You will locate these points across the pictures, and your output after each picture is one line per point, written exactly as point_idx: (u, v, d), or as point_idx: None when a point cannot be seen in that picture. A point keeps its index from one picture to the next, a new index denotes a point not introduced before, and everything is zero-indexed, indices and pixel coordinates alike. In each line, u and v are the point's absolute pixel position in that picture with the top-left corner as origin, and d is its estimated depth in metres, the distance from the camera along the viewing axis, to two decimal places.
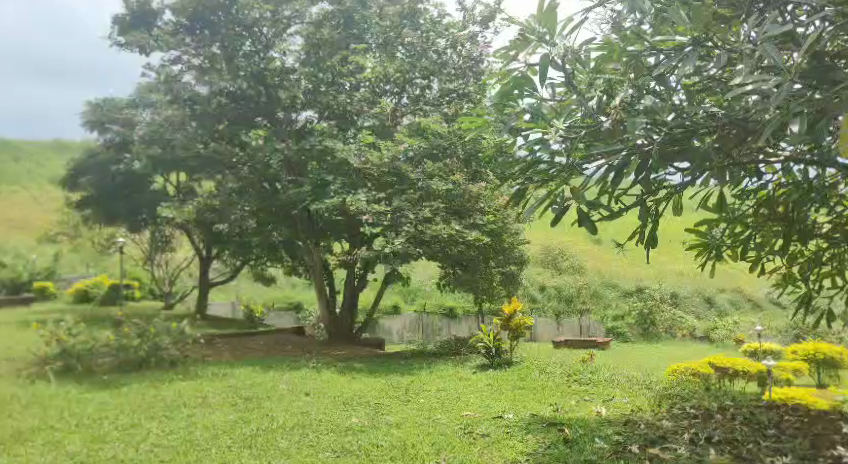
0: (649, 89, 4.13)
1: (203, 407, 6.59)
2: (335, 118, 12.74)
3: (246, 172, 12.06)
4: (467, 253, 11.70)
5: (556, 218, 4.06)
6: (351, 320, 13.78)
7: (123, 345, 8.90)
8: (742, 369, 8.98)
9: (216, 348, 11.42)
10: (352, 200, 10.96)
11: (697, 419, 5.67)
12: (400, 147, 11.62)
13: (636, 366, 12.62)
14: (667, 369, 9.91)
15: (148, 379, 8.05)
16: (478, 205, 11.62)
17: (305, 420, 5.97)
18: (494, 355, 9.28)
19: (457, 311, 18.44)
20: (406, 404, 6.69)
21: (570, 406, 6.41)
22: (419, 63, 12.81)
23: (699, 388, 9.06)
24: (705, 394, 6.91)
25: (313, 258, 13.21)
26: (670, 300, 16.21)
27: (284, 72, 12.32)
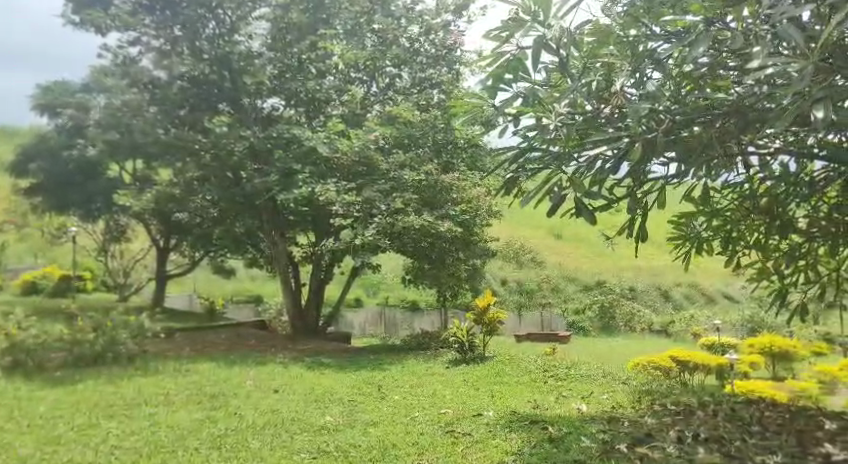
0: (646, 76, 3.80)
1: (165, 406, 6.21)
2: (303, 105, 12.36)
3: (209, 159, 11.60)
4: (437, 248, 11.44)
5: (553, 208, 3.82)
6: (316, 313, 13.41)
7: (76, 340, 8.38)
8: (702, 363, 8.96)
9: (176, 342, 10.95)
10: (322, 190, 10.66)
11: (679, 416, 5.61)
12: (371, 136, 11.41)
13: (600, 360, 12.72)
14: (632, 363, 9.89)
15: (105, 376, 7.60)
16: (450, 197, 11.44)
17: (277, 419, 5.66)
18: (467, 351, 9.09)
19: (420, 305, 18.33)
20: (380, 401, 6.45)
21: (550, 403, 6.26)
22: (390, 52, 12.58)
23: (664, 382, 9.03)
24: (682, 390, 6.86)
25: (277, 248, 12.73)
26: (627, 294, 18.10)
27: (249, 56, 11.67)
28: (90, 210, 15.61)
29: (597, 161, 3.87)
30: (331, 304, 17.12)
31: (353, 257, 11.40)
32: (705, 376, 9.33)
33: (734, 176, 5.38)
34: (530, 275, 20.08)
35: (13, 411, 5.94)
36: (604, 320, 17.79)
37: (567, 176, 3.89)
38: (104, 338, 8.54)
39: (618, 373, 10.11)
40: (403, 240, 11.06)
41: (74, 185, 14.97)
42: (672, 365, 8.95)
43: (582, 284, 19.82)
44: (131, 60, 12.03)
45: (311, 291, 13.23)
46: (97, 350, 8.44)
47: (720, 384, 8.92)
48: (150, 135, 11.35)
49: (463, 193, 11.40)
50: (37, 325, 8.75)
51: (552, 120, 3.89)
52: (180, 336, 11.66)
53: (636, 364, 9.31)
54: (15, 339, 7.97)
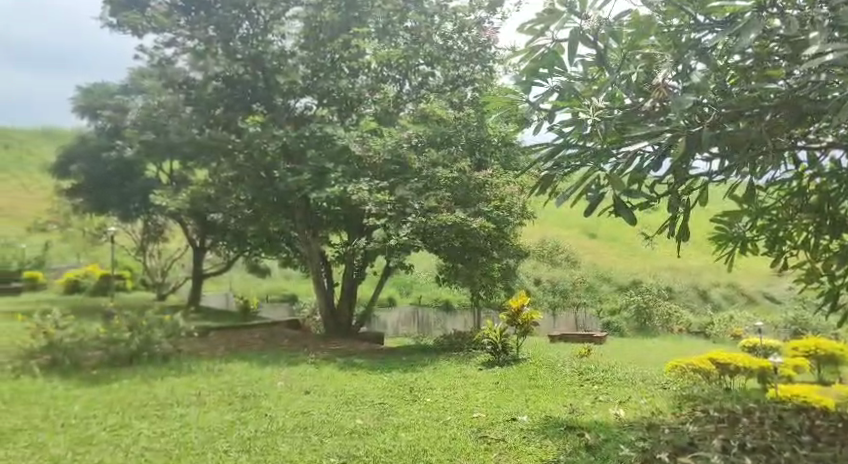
0: (688, 68, 3.55)
1: (198, 406, 6.22)
2: (334, 104, 12.31)
3: (242, 159, 11.65)
4: (470, 246, 11.19)
5: (591, 207, 3.65)
6: (349, 312, 13.33)
7: (112, 339, 8.47)
8: (743, 365, 8.67)
9: (211, 341, 11.04)
10: (354, 189, 10.61)
11: (723, 423, 5.37)
12: (404, 134, 11.30)
13: (636, 362, 12.45)
14: (669, 365, 9.63)
15: (140, 375, 7.65)
16: (483, 194, 11.27)
17: (307, 421, 5.60)
18: (500, 352, 8.93)
19: (453, 304, 18.22)
20: (412, 404, 6.34)
21: (586, 408, 6.08)
22: (423, 49, 12.41)
23: (703, 385, 8.76)
24: (725, 395, 6.59)
25: (310, 247, 12.68)
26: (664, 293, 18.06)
27: (282, 56, 11.78)
28: (128, 211, 15.70)
29: (637, 157, 3.70)
30: (363, 303, 17.12)
31: (387, 257, 11.26)
32: (748, 380, 8.96)
33: (782, 170, 5.12)
34: (564, 275, 19.76)
35: (50, 410, 6.00)
36: (641, 321, 17.41)
37: (604, 173, 3.73)
38: (140, 337, 8.64)
39: (655, 376, 9.87)
40: (435, 239, 10.95)
41: (111, 186, 15.19)
42: (712, 367, 8.67)
43: (617, 284, 19.45)
44: (166, 61, 12.15)
45: (344, 291, 13.20)
46: (132, 349, 8.51)
47: (762, 387, 8.62)
48: (185, 135, 11.61)
49: (496, 190, 11.24)
50: (75, 323, 8.88)
51: (591, 115, 3.76)
52: (214, 335, 11.76)
53: (675, 366, 9.01)
54: (53, 338, 8.12)
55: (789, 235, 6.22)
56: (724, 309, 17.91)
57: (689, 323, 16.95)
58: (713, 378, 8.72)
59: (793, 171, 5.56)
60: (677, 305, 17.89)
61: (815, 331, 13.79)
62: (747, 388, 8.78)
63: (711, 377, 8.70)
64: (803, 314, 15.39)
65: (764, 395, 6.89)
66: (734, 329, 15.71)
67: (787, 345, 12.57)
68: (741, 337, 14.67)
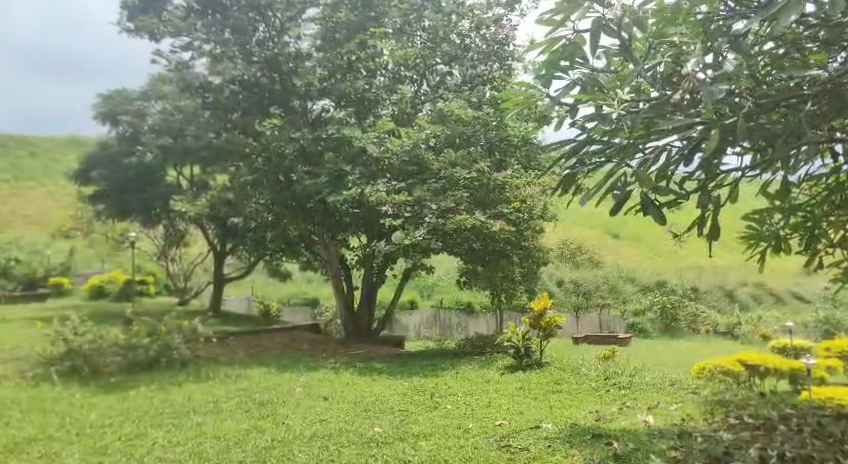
0: (723, 57, 3.34)
1: (214, 414, 6.12)
2: (352, 105, 11.91)
3: (260, 163, 11.64)
4: (490, 247, 10.99)
5: (617, 206, 3.46)
6: (368, 316, 13.17)
7: (131, 345, 8.44)
8: (773, 367, 8.39)
9: (230, 346, 10.99)
10: (371, 191, 10.45)
11: (759, 431, 5.11)
12: (421, 134, 11.16)
13: (663, 364, 12.12)
14: (695, 367, 9.34)
15: (158, 382, 7.60)
16: (503, 195, 11.09)
17: (325, 430, 5.45)
18: (523, 356, 8.72)
19: (474, 307, 18.00)
20: (432, 411, 6.16)
21: (613, 414, 5.84)
22: (439, 49, 12.18)
23: (732, 387, 8.48)
24: (758, 400, 6.31)
25: (329, 251, 12.59)
26: (690, 295, 17.82)
27: (298, 58, 11.72)
28: (149, 216, 15.54)
29: (664, 151, 3.49)
30: (384, 306, 16.96)
31: (405, 257, 11.12)
32: (777, 383, 8.71)
33: (816, 164, 4.87)
34: (587, 276, 19.43)
35: (66, 418, 5.97)
36: (666, 321, 17.08)
37: (632, 170, 3.51)
38: (158, 343, 8.60)
39: (681, 379, 9.58)
40: (455, 241, 10.77)
41: (131, 191, 15.06)
42: (740, 369, 8.39)
43: (642, 285, 19.09)
44: (184, 66, 12.17)
45: (364, 295, 13.04)
46: (151, 356, 8.47)
47: (794, 391, 8.31)
48: (203, 139, 12.20)
49: (516, 192, 10.99)
50: (94, 329, 8.88)
51: (615, 108, 3.53)
52: (234, 340, 11.70)
53: (701, 368, 8.81)
54: (72, 344, 8.12)
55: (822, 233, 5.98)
56: (751, 309, 17.52)
57: (716, 323, 16.62)
58: (742, 381, 8.45)
59: (827, 168, 5.32)
60: (703, 306, 17.52)
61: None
62: (779, 391, 8.48)
63: (739, 379, 8.43)
64: (835, 313, 14.97)
65: (797, 399, 6.60)
66: (762, 330, 15.33)
67: (820, 347, 12.17)
68: (770, 339, 14.28)
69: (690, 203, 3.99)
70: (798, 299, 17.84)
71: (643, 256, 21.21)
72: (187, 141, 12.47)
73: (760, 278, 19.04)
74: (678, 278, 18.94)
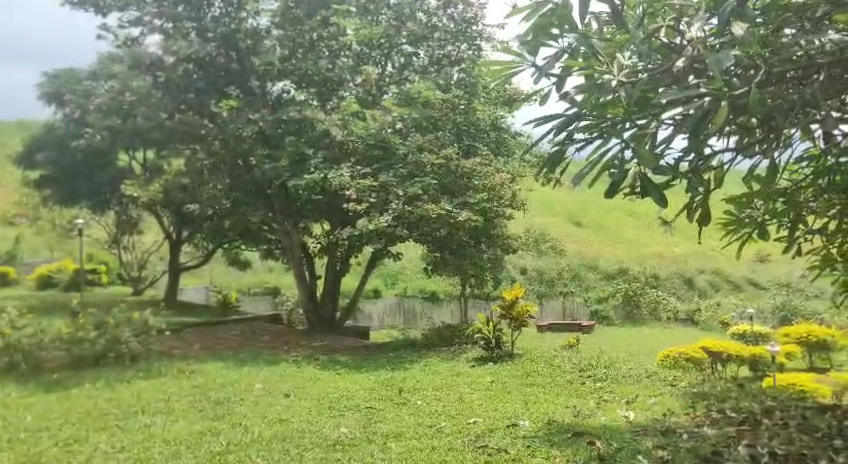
0: (731, 23, 3.03)
1: (164, 414, 5.63)
2: (315, 86, 11.36)
3: (218, 145, 10.91)
4: (455, 236, 10.62)
5: (613, 187, 3.16)
6: (332, 306, 12.73)
7: (76, 339, 7.83)
8: (737, 354, 8.40)
9: (185, 339, 10.41)
10: (334, 176, 9.93)
11: (745, 426, 4.87)
12: (388, 118, 10.69)
13: (627, 352, 12.09)
14: (660, 355, 9.31)
15: (105, 379, 7.05)
16: (471, 183, 10.78)
17: (286, 431, 5.02)
18: (494, 348, 8.36)
19: (439, 295, 17.77)
20: (401, 408, 5.78)
21: (592, 410, 5.56)
22: (405, 28, 11.76)
23: (695, 374, 8.48)
24: (735, 393, 6.12)
25: (291, 239, 12.08)
26: (652, 283, 17.95)
27: (256, 35, 11.18)
28: (99, 201, 14.74)
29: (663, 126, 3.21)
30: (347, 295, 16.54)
31: (368, 243, 10.59)
32: (740, 369, 8.76)
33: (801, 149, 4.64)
34: (550, 263, 19.33)
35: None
36: (629, 308, 17.13)
37: (627, 146, 3.19)
38: (106, 337, 8.01)
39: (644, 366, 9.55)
40: (422, 231, 10.30)
41: (80, 176, 14.21)
42: (704, 357, 8.39)
43: (604, 273, 19.11)
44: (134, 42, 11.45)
45: (327, 284, 12.56)
46: (98, 351, 7.88)
47: (756, 378, 8.35)
48: (153, 120, 11.21)
49: (484, 180, 10.70)
50: (34, 323, 8.22)
51: (614, 77, 3.13)
52: (189, 332, 11.12)
53: (666, 356, 8.79)
54: (9, 340, 7.47)
55: (804, 220, 5.73)
56: (710, 296, 17.75)
57: (677, 310, 16.77)
58: (705, 367, 8.46)
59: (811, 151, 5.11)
60: (665, 293, 17.64)
61: (805, 319, 13.60)
62: (742, 378, 8.51)
63: (702, 365, 8.46)
64: (792, 299, 15.27)
65: (761, 387, 6.52)
66: (722, 317, 15.53)
67: (779, 334, 12.34)
68: (730, 326, 14.45)
69: (680, 184, 3.71)
70: (753, 286, 18.25)
71: (604, 242, 21.33)
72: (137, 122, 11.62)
73: (717, 264, 19.34)
74: (640, 266, 19.04)
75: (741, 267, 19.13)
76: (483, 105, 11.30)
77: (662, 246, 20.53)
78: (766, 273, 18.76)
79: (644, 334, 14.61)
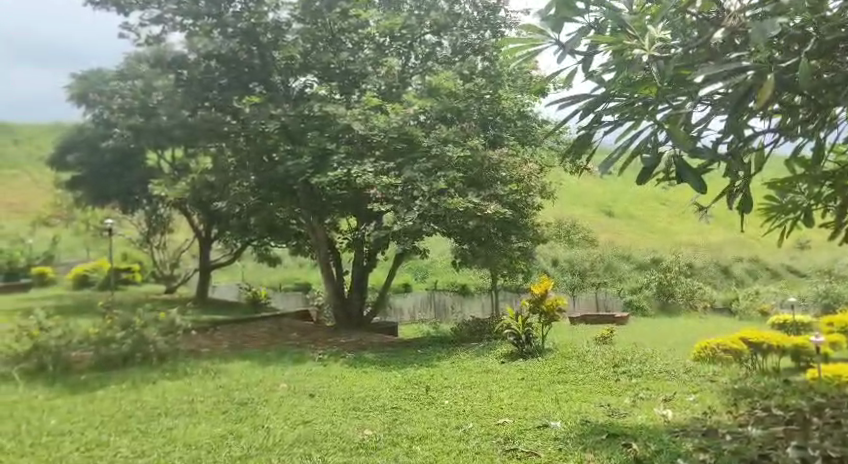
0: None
1: (186, 416, 5.55)
2: (337, 79, 11.28)
3: (241, 142, 11.02)
4: (482, 229, 10.38)
5: (646, 173, 2.89)
6: (360, 301, 12.61)
7: (103, 339, 7.85)
8: (776, 344, 8.10)
9: (213, 337, 10.40)
10: (358, 172, 9.68)
11: (793, 425, 4.55)
12: (410, 110, 10.37)
13: (661, 344, 11.81)
14: (695, 347, 9.04)
15: (131, 379, 7.03)
16: (498, 175, 10.56)
17: (308, 434, 4.89)
18: (523, 343, 8.11)
19: (469, 288, 17.60)
20: (428, 408, 5.59)
21: (627, 408, 5.31)
22: (428, 17, 11.58)
23: (732, 366, 8.21)
24: (779, 388, 5.79)
25: (317, 236, 12.00)
26: (686, 271, 17.58)
27: (277, 29, 11.05)
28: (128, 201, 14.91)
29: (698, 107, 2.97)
30: (376, 289, 16.49)
31: (395, 243, 10.42)
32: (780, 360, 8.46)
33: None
34: (582, 254, 19.04)
35: (22, 425, 5.39)
36: (664, 298, 16.82)
37: (661, 128, 2.93)
38: (134, 337, 8.01)
39: (679, 359, 9.29)
40: (449, 224, 10.07)
41: None
42: (742, 348, 8.11)
43: (637, 263, 18.66)
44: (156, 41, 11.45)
45: (354, 280, 12.42)
46: (125, 351, 7.90)
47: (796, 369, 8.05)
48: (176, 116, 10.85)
49: (513, 171, 10.48)
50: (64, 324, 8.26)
51: (645, 51, 2.89)
52: (218, 330, 11.11)
53: (702, 348, 8.52)
54: (37, 341, 7.49)
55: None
56: (747, 285, 17.31)
57: (714, 299, 16.18)
58: (742, 358, 8.18)
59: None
60: (700, 282, 17.25)
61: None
62: (782, 369, 8.22)
63: (740, 356, 8.18)
64: (834, 287, 14.79)
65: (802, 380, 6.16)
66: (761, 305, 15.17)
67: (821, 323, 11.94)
68: (770, 316, 14.01)
69: (719, 169, 3.43)
70: (793, 274, 17.73)
71: (636, 232, 20.93)
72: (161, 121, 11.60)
73: (753, 252, 18.85)
74: (673, 255, 18.61)
75: (779, 254, 18.62)
76: (509, 94, 11.17)
77: (696, 235, 20.06)
78: (806, 259, 18.23)
79: (679, 325, 14.27)
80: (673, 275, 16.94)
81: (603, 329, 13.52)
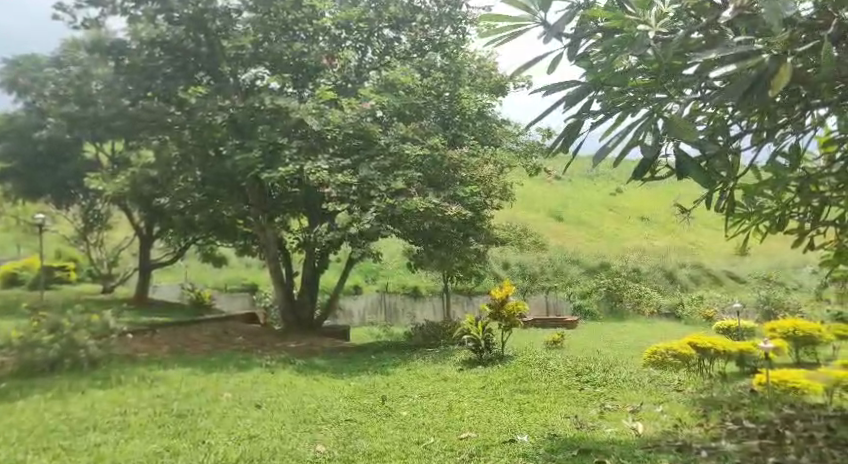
0: None
1: (118, 431, 4.98)
2: (290, 71, 10.69)
3: (187, 135, 10.23)
4: (440, 231, 10.07)
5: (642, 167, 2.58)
6: (310, 305, 12.11)
7: (28, 343, 7.14)
8: (724, 349, 8.21)
9: (152, 341, 9.73)
10: (312, 169, 9.19)
11: (768, 439, 4.34)
12: (366, 104, 9.94)
13: (611, 348, 11.86)
14: (645, 352, 9.05)
15: (57, 388, 6.35)
16: (457, 175, 10.28)
17: (254, 451, 4.44)
18: (483, 350, 7.82)
19: (420, 291, 17.35)
20: (384, 421, 5.21)
21: (593, 421, 5.06)
22: (386, 11, 11.20)
23: (680, 370, 8.24)
24: (747, 398, 5.60)
25: (265, 236, 11.34)
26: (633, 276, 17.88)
27: (226, 15, 10.40)
28: (63, 194, 14.02)
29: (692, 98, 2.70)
30: (327, 291, 16.03)
31: (352, 246, 9.93)
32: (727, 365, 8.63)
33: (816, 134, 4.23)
34: (532, 258, 19.20)
35: None
36: (612, 302, 17.58)
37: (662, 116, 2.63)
38: (63, 341, 7.32)
39: (626, 363, 9.32)
40: (407, 226, 9.71)
41: (44, 168, 13.47)
42: (691, 352, 8.17)
43: (586, 268, 18.90)
44: (94, 23, 10.67)
45: (305, 283, 11.87)
46: (52, 357, 7.18)
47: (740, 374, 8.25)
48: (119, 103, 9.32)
49: (472, 171, 10.29)
50: None
51: (649, 27, 2.61)
52: (157, 334, 10.42)
53: (652, 353, 8.51)
54: None
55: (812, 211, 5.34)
56: (691, 290, 17.70)
57: (659, 304, 17.12)
58: (692, 362, 8.24)
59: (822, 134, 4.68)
60: (646, 287, 17.57)
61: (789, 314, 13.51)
62: (727, 374, 8.42)
63: (689, 361, 8.22)
64: (775, 294, 15.23)
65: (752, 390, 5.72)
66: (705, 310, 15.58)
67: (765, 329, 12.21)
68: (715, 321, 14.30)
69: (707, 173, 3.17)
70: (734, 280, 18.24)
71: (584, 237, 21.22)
72: (97, 109, 10.77)
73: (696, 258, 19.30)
74: (621, 261, 18.86)
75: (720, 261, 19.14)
76: (469, 93, 10.87)
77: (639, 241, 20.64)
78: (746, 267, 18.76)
79: (626, 330, 14.47)
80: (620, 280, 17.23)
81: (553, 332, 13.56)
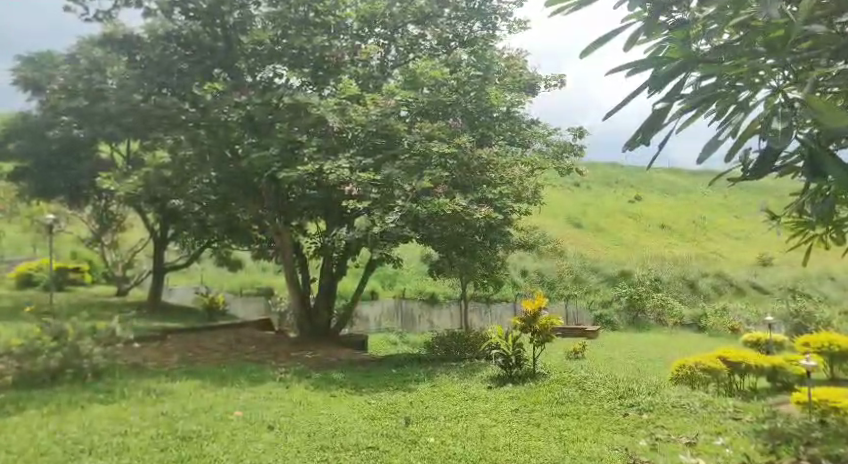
0: None
1: (115, 456, 4.49)
2: (310, 67, 10.15)
3: (203, 135, 9.54)
4: (466, 238, 9.53)
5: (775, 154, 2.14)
6: (327, 313, 11.53)
7: (29, 352, 6.72)
8: (757, 364, 7.89)
9: (162, 349, 9.30)
10: (331, 167, 8.68)
11: None
12: (390, 101, 9.43)
13: (636, 360, 11.38)
14: (673, 366, 8.60)
15: (56, 402, 5.89)
16: (485, 177, 9.76)
17: None
18: (513, 366, 7.27)
19: (438, 297, 16.89)
20: (411, 449, 4.67)
21: (646, 453, 4.50)
22: (411, 5, 10.65)
23: (710, 385, 7.86)
24: (816, 428, 4.98)
25: (282, 240, 10.86)
26: (655, 286, 17.35)
27: (245, 8, 9.96)
28: (76, 194, 13.67)
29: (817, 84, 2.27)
30: (343, 297, 15.57)
31: (372, 250, 9.32)
32: (756, 380, 8.22)
33: None
34: (553, 266, 18.64)
35: None
36: (633, 314, 16.35)
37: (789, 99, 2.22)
38: (66, 349, 6.87)
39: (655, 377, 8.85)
40: (431, 230, 9.19)
41: (56, 167, 13.10)
42: (722, 367, 7.84)
43: (606, 276, 18.37)
44: (108, 16, 10.26)
45: (322, 289, 11.33)
46: (54, 366, 6.73)
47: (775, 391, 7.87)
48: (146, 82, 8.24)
49: (501, 172, 9.78)
50: None
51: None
52: (167, 341, 9.99)
53: (681, 367, 8.10)
54: None
55: None
56: (714, 301, 17.20)
57: (682, 315, 16.16)
58: (723, 378, 7.87)
59: None
60: (670, 297, 17.02)
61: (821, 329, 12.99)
62: (759, 390, 8.05)
63: (721, 377, 7.84)
64: (806, 308, 14.70)
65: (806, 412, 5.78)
66: (732, 322, 15.10)
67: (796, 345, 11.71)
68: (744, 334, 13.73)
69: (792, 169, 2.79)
70: (757, 291, 17.84)
71: (603, 245, 20.74)
72: (109, 105, 10.50)
73: (717, 268, 18.89)
74: (643, 269, 18.26)
75: (743, 272, 18.67)
76: (498, 92, 10.35)
77: (661, 251, 20.15)
78: (772, 277, 18.22)
79: (649, 340, 13.99)
80: (642, 290, 16.71)
81: (575, 342, 13.05)
